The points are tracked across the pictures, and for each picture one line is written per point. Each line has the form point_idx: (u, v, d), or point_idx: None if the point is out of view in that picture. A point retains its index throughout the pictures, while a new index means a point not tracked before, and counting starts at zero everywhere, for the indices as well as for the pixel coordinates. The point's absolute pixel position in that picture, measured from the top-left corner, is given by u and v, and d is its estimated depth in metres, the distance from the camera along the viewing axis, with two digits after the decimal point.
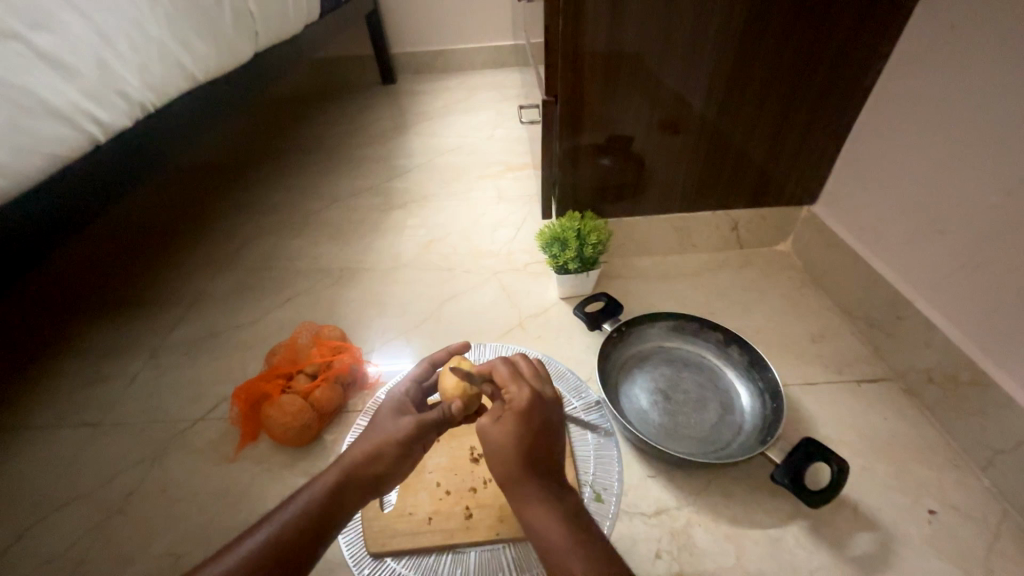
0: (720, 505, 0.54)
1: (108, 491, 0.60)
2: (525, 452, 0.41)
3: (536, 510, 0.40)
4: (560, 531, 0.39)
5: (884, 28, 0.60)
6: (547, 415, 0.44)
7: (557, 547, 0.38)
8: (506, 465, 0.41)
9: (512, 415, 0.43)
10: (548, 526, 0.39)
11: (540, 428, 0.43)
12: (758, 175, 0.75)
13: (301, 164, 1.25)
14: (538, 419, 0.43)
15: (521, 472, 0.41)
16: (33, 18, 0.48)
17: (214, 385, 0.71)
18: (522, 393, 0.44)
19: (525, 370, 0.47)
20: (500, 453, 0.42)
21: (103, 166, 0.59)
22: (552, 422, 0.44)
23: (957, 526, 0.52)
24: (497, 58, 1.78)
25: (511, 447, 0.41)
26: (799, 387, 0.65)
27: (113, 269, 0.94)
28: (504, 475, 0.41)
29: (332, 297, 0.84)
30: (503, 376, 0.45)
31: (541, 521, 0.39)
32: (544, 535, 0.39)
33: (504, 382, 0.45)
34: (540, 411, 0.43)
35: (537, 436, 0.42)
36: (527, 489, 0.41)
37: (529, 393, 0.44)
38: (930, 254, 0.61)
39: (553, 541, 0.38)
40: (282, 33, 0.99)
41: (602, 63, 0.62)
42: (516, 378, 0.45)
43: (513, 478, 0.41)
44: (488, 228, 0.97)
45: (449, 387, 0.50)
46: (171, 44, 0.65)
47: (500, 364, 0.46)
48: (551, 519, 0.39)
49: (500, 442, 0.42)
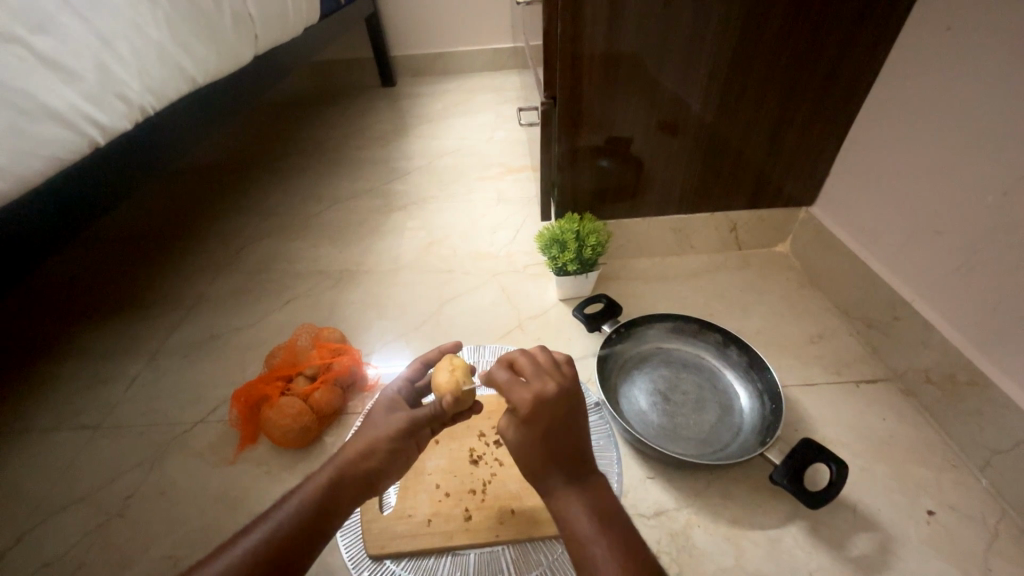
0: (719, 506, 0.54)
1: (108, 493, 0.60)
2: (545, 448, 0.42)
3: (562, 501, 0.41)
4: (585, 521, 0.40)
5: (881, 28, 0.60)
6: (567, 409, 0.42)
7: (582, 537, 0.39)
8: (530, 461, 0.42)
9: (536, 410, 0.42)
10: (574, 515, 0.40)
11: (559, 422, 0.42)
12: (756, 176, 0.75)
13: (301, 166, 1.26)
14: (557, 415, 0.42)
15: (545, 466, 0.42)
16: (33, 21, 0.48)
17: (214, 387, 0.71)
18: (546, 386, 0.42)
19: (543, 361, 0.45)
20: (521, 448, 0.42)
21: (103, 168, 0.60)
22: (571, 416, 0.43)
23: (956, 527, 0.52)
24: (497, 61, 1.79)
25: (530, 444, 0.42)
26: (798, 388, 0.65)
27: (114, 272, 0.94)
28: (529, 465, 0.42)
29: (331, 299, 0.84)
30: (525, 368, 0.43)
31: (567, 512, 0.40)
32: (569, 525, 0.40)
33: (524, 375, 0.43)
34: (561, 406, 0.42)
35: (555, 431, 0.42)
36: (551, 482, 0.42)
37: (555, 386, 0.42)
38: (928, 254, 0.61)
39: (578, 531, 0.39)
40: (282, 36, 1.00)
41: (601, 64, 0.62)
42: (539, 370, 0.43)
43: (538, 473, 0.42)
44: (487, 229, 0.97)
45: (441, 380, 0.48)
46: (171, 47, 0.65)
47: (520, 356, 0.44)
48: (577, 510, 0.40)
49: (524, 434, 0.42)
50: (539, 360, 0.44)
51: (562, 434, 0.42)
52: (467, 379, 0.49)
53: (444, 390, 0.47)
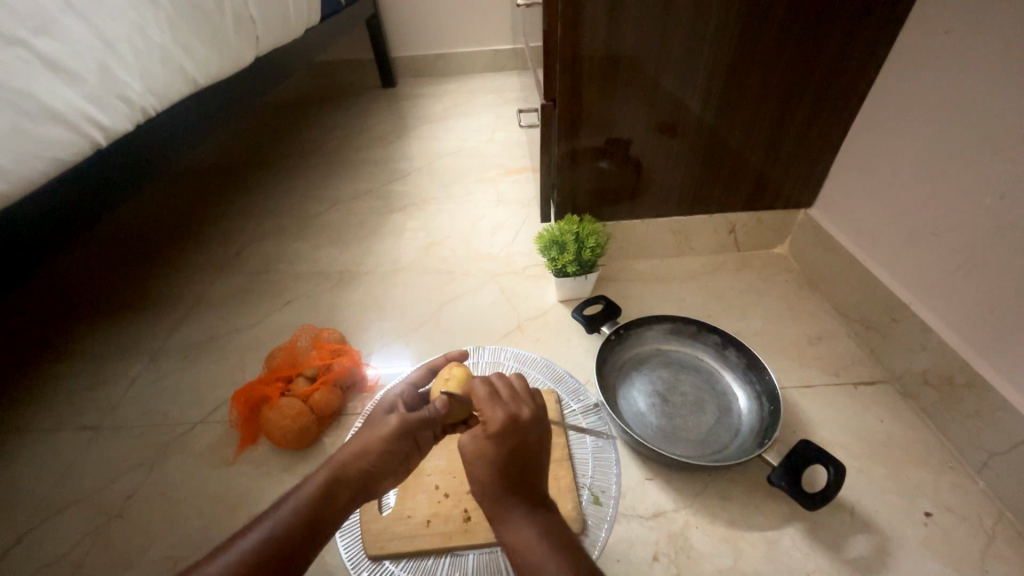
0: (717, 507, 0.55)
1: (109, 493, 0.60)
2: (496, 472, 0.42)
3: (509, 526, 0.41)
4: (531, 549, 0.40)
5: (880, 30, 0.60)
6: (518, 440, 0.43)
7: (529, 563, 0.39)
8: (483, 485, 0.43)
9: (485, 438, 0.43)
10: (523, 539, 0.40)
11: (512, 450, 0.43)
12: (756, 177, 0.75)
13: (302, 166, 1.26)
14: (510, 443, 0.43)
15: (498, 488, 0.42)
16: (36, 23, 0.48)
17: (215, 388, 0.71)
18: (495, 415, 0.43)
19: (501, 389, 0.46)
20: (474, 472, 0.43)
21: (104, 168, 0.60)
22: (523, 444, 0.43)
23: (953, 528, 0.52)
24: (496, 61, 1.79)
25: (483, 466, 0.43)
26: (796, 390, 0.66)
27: (115, 272, 0.95)
28: (482, 490, 0.43)
29: (332, 299, 0.84)
30: (481, 397, 0.45)
31: (516, 537, 0.40)
32: (517, 549, 0.40)
33: (481, 404, 0.45)
34: (511, 435, 0.43)
35: (508, 457, 0.43)
36: (501, 506, 0.42)
37: (502, 416, 0.43)
38: (925, 257, 0.61)
39: (526, 557, 0.39)
40: (284, 37, 1.00)
41: (601, 67, 0.63)
42: (492, 398, 0.45)
43: (490, 495, 0.42)
44: (487, 231, 0.98)
45: (437, 389, 0.50)
46: (173, 49, 0.66)
47: (476, 385, 0.46)
48: (526, 535, 0.40)
49: (475, 459, 0.43)
50: (496, 387, 0.46)
51: (515, 458, 0.43)
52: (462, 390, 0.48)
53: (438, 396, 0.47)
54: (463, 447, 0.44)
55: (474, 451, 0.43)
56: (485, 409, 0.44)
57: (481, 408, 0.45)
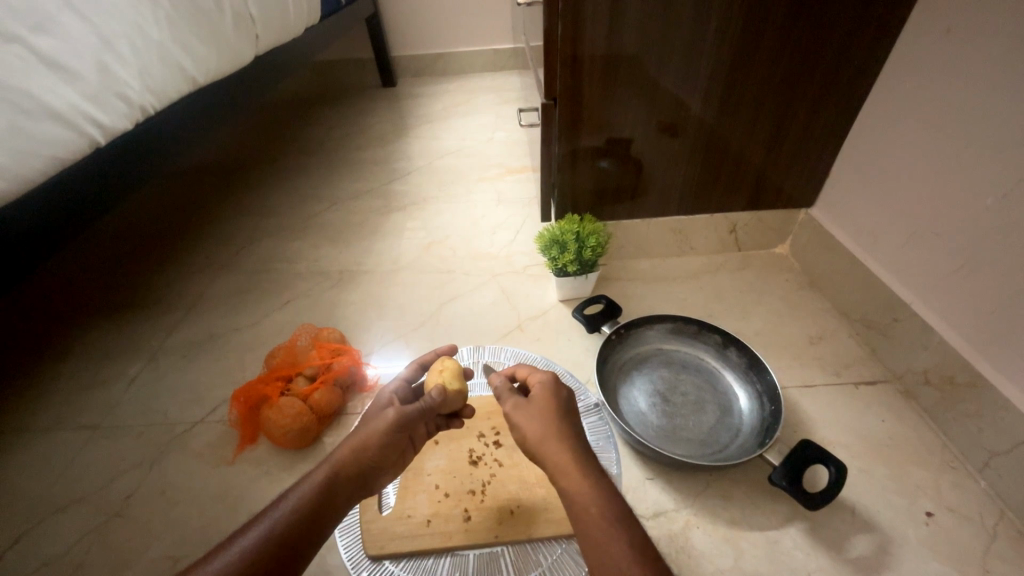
0: (718, 507, 0.55)
1: (108, 493, 0.60)
2: (555, 425, 0.42)
3: (575, 485, 0.39)
4: (599, 508, 0.37)
5: (882, 30, 0.60)
6: (567, 401, 0.46)
7: (593, 528, 0.37)
8: (543, 439, 0.42)
9: (542, 395, 0.45)
10: (588, 502, 0.38)
11: (569, 410, 0.45)
12: (757, 177, 0.75)
13: (301, 165, 1.26)
14: (563, 399, 0.46)
15: (556, 444, 0.41)
16: (34, 20, 0.48)
17: (215, 386, 0.71)
18: (543, 375, 0.48)
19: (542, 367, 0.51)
20: (535, 427, 0.43)
21: (102, 165, 0.59)
22: (573, 407, 0.46)
23: (955, 529, 0.52)
24: (496, 61, 1.79)
25: (542, 421, 0.43)
26: (797, 389, 0.66)
27: (114, 271, 0.94)
28: (542, 449, 0.42)
29: (332, 298, 0.84)
30: (526, 370, 0.50)
31: (583, 497, 0.38)
32: (583, 507, 0.38)
33: (526, 373, 0.50)
34: (559, 395, 0.46)
35: (565, 413, 0.44)
36: (561, 465, 0.40)
37: (550, 376, 0.48)
38: (927, 256, 0.61)
39: (590, 519, 0.37)
40: (283, 36, 1.00)
41: (602, 66, 0.63)
42: (535, 369, 0.50)
43: (551, 451, 0.41)
44: (488, 229, 0.98)
45: (431, 380, 0.52)
46: (172, 48, 0.65)
47: (519, 364, 0.51)
48: (593, 495, 0.38)
49: (535, 415, 0.43)
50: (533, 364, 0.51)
51: (568, 418, 0.44)
52: (455, 378, 0.52)
53: (430, 389, 0.51)
54: (510, 414, 0.45)
55: (524, 414, 0.44)
56: (530, 374, 0.49)
57: (527, 375, 0.49)
